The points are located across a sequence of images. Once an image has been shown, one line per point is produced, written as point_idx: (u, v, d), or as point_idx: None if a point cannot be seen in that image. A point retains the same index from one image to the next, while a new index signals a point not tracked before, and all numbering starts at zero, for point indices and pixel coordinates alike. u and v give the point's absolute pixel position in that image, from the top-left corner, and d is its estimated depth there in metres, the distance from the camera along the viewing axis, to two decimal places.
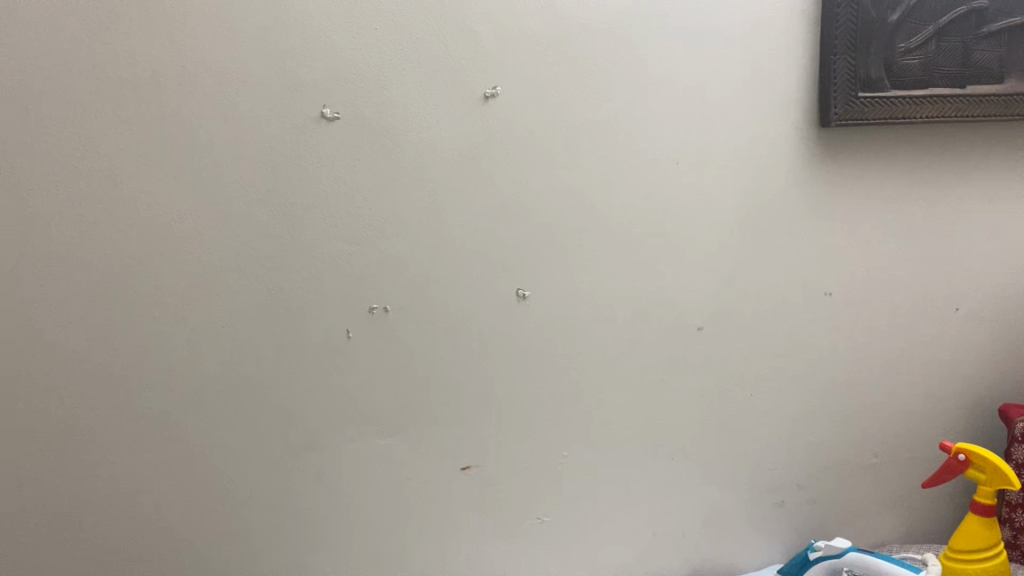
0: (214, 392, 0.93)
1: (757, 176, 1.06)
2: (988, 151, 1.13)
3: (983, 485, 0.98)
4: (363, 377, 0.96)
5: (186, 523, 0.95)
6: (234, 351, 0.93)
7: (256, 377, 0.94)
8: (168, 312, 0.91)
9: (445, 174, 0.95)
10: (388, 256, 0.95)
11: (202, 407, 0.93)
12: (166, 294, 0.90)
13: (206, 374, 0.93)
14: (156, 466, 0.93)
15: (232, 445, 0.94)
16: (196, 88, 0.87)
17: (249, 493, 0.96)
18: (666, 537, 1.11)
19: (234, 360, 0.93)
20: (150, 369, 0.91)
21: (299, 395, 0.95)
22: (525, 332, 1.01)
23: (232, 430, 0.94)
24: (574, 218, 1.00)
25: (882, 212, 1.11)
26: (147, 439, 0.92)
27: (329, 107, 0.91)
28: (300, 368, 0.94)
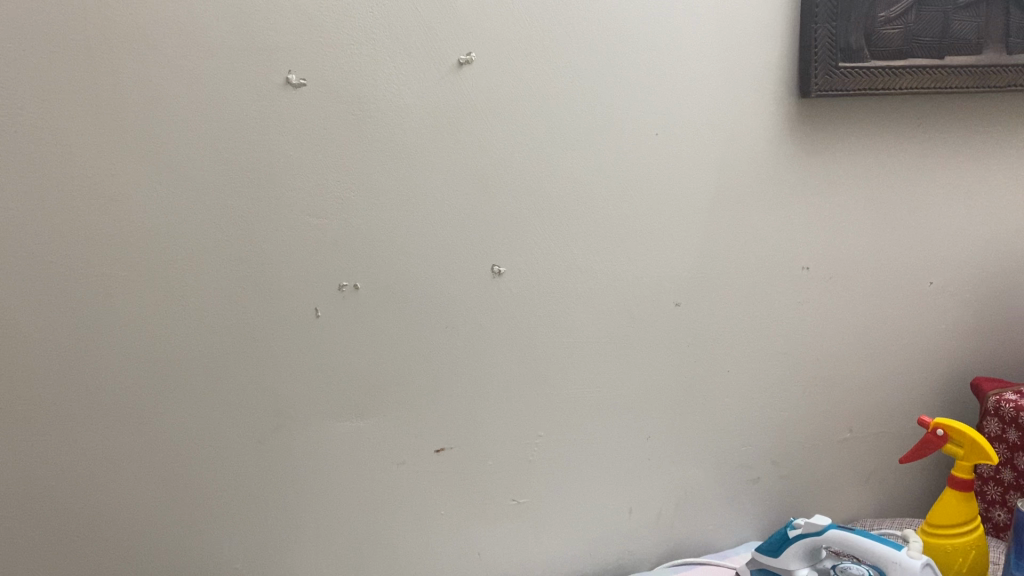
0: (177, 374, 0.88)
1: (736, 148, 1.04)
2: (965, 123, 1.12)
3: (961, 460, 0.98)
4: (332, 357, 0.92)
5: (147, 515, 0.89)
6: (198, 331, 0.87)
7: (220, 357, 0.89)
8: (127, 290, 0.85)
9: (416, 143, 0.90)
10: (358, 230, 0.90)
11: (163, 391, 0.88)
12: (123, 270, 0.84)
13: (168, 356, 0.87)
14: (113, 455, 0.87)
15: (195, 431, 0.89)
16: (152, 49, 0.81)
17: (214, 481, 0.91)
18: (646, 517, 1.10)
19: (197, 341, 0.88)
20: (104, 352, 0.85)
21: (264, 377, 0.90)
22: (502, 310, 0.97)
23: (195, 415, 0.89)
24: (549, 189, 0.97)
25: (862, 185, 1.10)
26: (105, 427, 0.86)
27: (295, 72, 0.85)
28: (266, 348, 0.90)
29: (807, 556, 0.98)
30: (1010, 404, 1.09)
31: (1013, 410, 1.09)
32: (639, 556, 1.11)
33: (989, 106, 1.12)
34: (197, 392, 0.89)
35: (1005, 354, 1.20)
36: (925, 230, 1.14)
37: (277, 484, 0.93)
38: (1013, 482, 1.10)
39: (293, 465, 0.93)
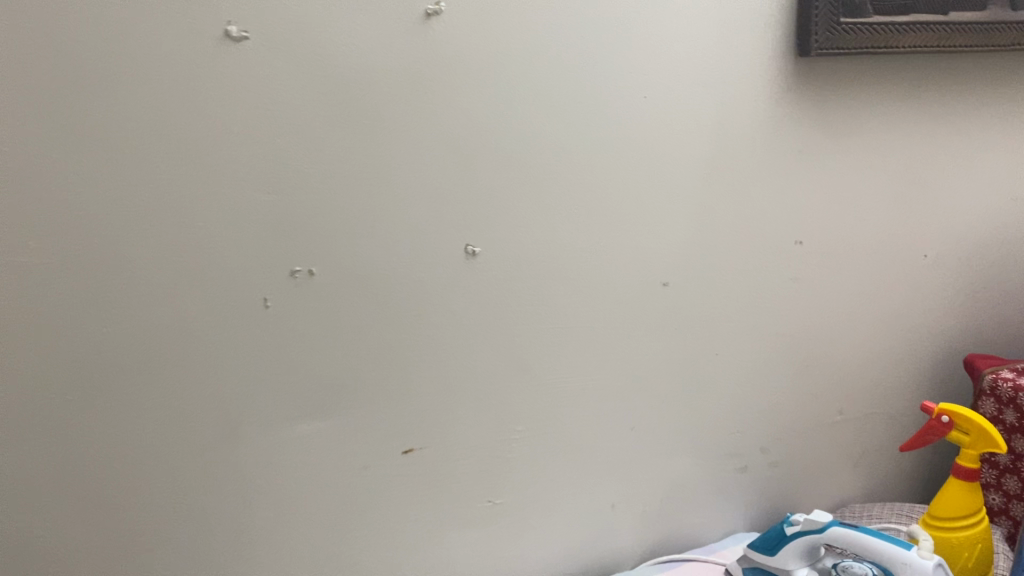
0: (104, 377, 0.75)
1: (728, 111, 0.94)
2: (963, 85, 1.05)
3: (966, 448, 0.92)
4: (284, 352, 0.81)
5: (74, 540, 0.77)
6: (128, 326, 0.75)
7: (155, 356, 0.76)
8: (41, 279, 0.71)
9: (380, 106, 0.79)
10: (314, 207, 0.79)
11: (89, 396, 0.75)
12: (34, 256, 0.71)
13: (92, 356, 0.74)
14: (30, 473, 0.74)
15: (128, 441, 0.77)
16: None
17: (151, 498, 0.78)
18: (629, 511, 1.02)
19: (128, 337, 0.75)
20: (15, 354, 0.72)
21: (208, 377, 0.78)
22: (477, 295, 0.87)
23: (127, 424, 0.76)
24: (528, 158, 0.86)
25: (859, 152, 1.02)
26: (18, 440, 0.73)
27: (235, 24, 0.72)
28: (208, 344, 0.78)
29: (806, 555, 0.92)
30: (1008, 383, 1.03)
31: (1011, 390, 1.03)
32: (622, 552, 1.04)
33: (988, 67, 1.06)
34: (128, 397, 0.76)
35: (992, 327, 1.15)
36: (918, 200, 1.07)
37: (225, 498, 0.81)
38: (1009, 466, 1.04)
39: (244, 476, 0.82)
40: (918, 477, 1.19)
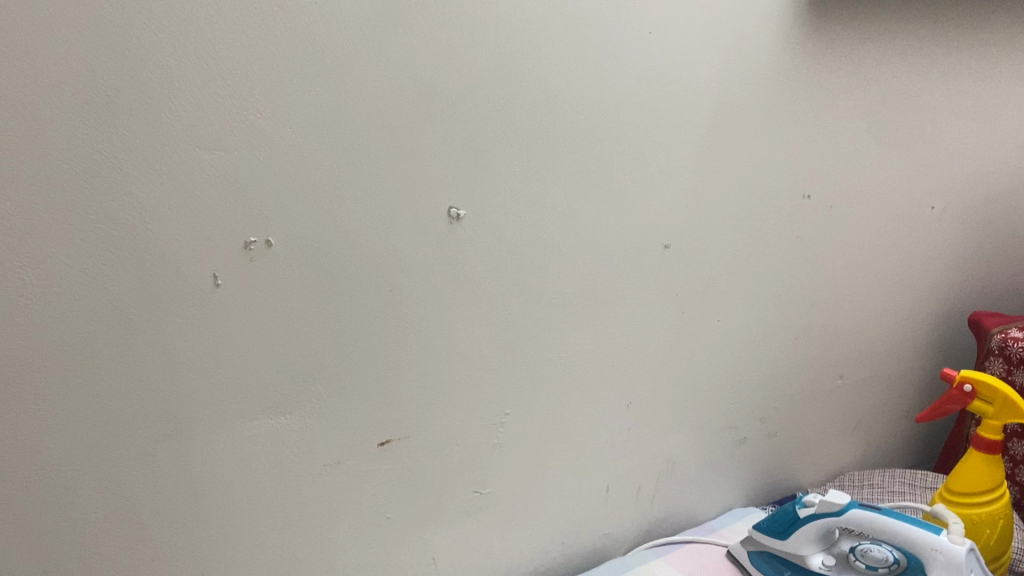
0: (22, 391, 0.59)
1: (738, 52, 0.84)
2: (972, 21, 0.97)
3: (988, 418, 0.85)
4: (247, 346, 0.68)
5: None
6: (49, 326, 0.59)
7: (86, 360, 0.61)
8: None
9: (351, 49, 0.65)
10: (276, 172, 0.65)
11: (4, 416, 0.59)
12: None
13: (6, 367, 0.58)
14: None
15: (57, 464, 0.62)
16: None
17: (90, 526, 0.65)
18: (622, 492, 0.94)
19: (49, 340, 0.59)
20: None
21: (153, 379, 0.64)
22: (463, 266, 0.76)
23: (55, 444, 0.61)
24: (520, 106, 0.74)
25: (869, 97, 0.93)
26: None
27: None
28: (151, 340, 0.63)
29: (821, 539, 0.86)
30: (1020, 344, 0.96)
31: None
32: (616, 535, 0.96)
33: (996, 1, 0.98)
34: (57, 416, 0.61)
35: (976, 274, 1.11)
36: (922, 146, 1.00)
37: (183, 519, 0.69)
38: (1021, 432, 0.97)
39: (204, 492, 0.69)
40: (905, 436, 1.15)
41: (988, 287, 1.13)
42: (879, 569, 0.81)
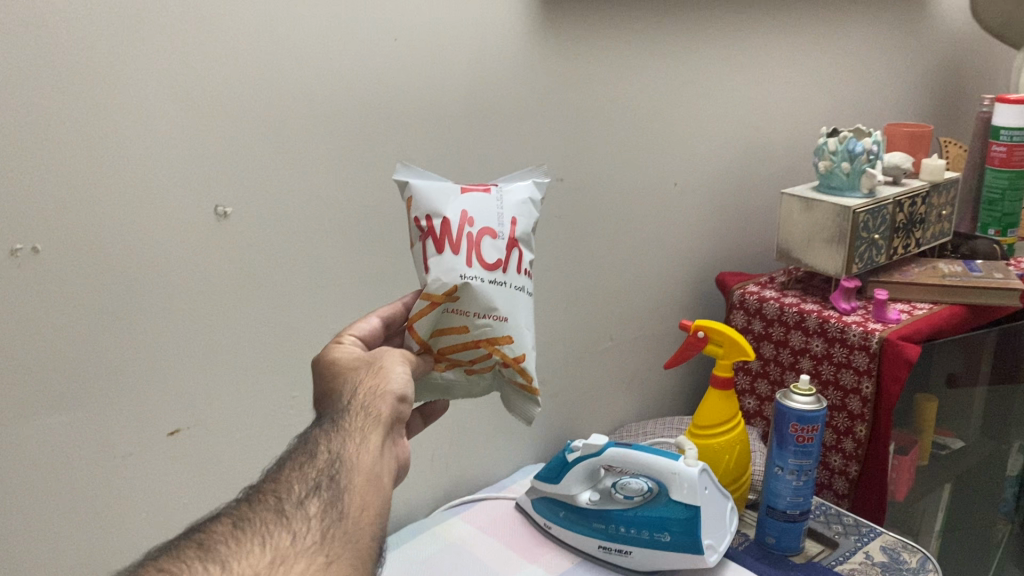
0: None
1: (479, 54, 0.94)
2: (693, 23, 1.13)
3: (721, 358, 0.99)
4: (21, 327, 0.72)
5: None
6: None
7: None
8: None
9: (99, 55, 0.71)
10: (40, 164, 0.70)
11: None
12: None
13: None
14: None
15: None
16: None
17: None
18: (415, 464, 1.03)
19: None
20: None
21: None
22: (242, 248, 0.83)
23: None
24: (280, 104, 0.81)
25: (607, 86, 1.07)
26: None
27: None
28: None
29: (587, 478, 0.96)
30: (753, 296, 1.16)
31: (757, 301, 1.15)
32: (413, 498, 1.04)
33: (714, 9, 1.15)
34: None
35: (727, 244, 1.29)
36: (664, 131, 1.15)
37: None
38: (760, 371, 1.17)
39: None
40: (672, 382, 1.30)
41: (733, 245, 1.30)
42: (634, 497, 0.94)
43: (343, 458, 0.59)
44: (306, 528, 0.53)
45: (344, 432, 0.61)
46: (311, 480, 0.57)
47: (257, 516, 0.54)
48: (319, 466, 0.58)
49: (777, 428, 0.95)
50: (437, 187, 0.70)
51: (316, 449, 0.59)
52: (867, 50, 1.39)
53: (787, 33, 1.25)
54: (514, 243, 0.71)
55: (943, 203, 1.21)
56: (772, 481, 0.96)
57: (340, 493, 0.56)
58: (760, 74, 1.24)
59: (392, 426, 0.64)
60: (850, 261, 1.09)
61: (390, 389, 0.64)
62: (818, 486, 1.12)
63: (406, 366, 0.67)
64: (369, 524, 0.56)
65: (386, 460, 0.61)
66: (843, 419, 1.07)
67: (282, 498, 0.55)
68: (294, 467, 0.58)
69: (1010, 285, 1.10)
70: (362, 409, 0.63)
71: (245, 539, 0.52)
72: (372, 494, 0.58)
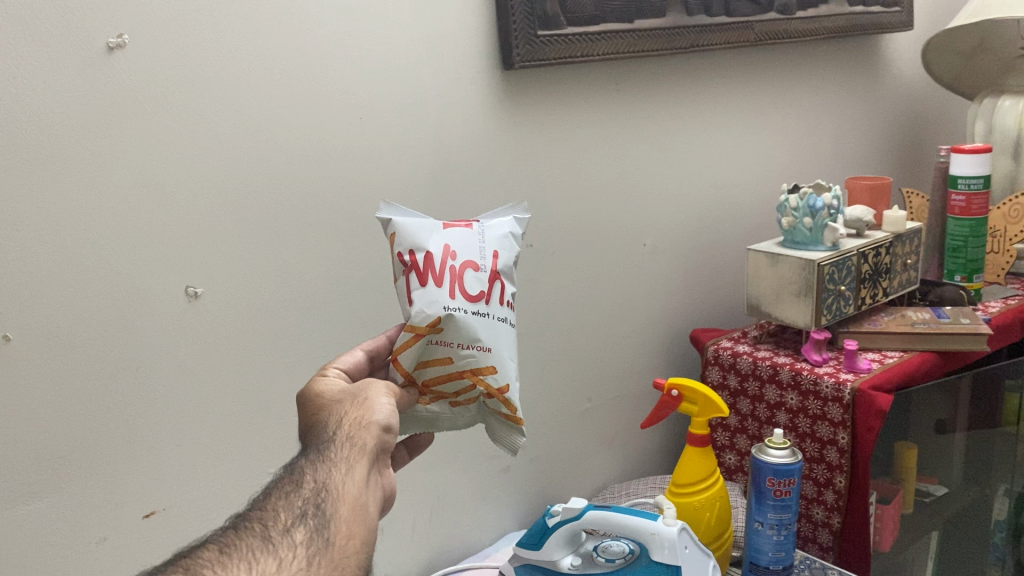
0: None
1: (444, 127, 0.97)
2: (653, 89, 1.17)
3: (697, 415, 1.00)
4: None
5: None
6: None
7: None
8: None
9: (67, 149, 0.73)
10: (9, 256, 0.71)
11: None
12: None
13: None
14: None
15: None
16: None
17: None
18: (397, 536, 1.02)
19: None
20: None
21: None
22: (212, 329, 0.84)
23: None
24: (248, 185, 0.84)
25: (570, 154, 1.09)
26: None
27: None
28: None
29: (569, 543, 0.96)
30: (728, 352, 1.17)
31: (731, 357, 1.16)
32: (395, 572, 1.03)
33: (673, 75, 1.19)
34: None
35: (699, 301, 1.31)
36: (631, 194, 1.18)
37: None
38: (738, 426, 1.17)
39: None
40: (652, 441, 1.30)
41: (704, 303, 1.32)
42: (616, 560, 0.93)
43: (329, 489, 0.58)
44: (293, 559, 0.54)
45: (332, 459, 0.61)
46: (297, 509, 0.57)
47: (243, 542, 0.54)
48: (305, 495, 0.57)
49: (754, 483, 0.95)
50: (419, 223, 0.72)
51: (302, 478, 0.59)
52: (824, 107, 1.43)
53: (744, 95, 1.29)
54: (496, 275, 0.72)
55: (908, 252, 1.24)
56: (754, 537, 0.96)
57: (326, 522, 0.56)
58: (721, 135, 1.28)
59: (378, 456, 0.63)
60: (818, 313, 1.11)
61: (376, 419, 0.64)
62: (803, 540, 1.11)
63: (392, 399, 0.66)
64: (355, 555, 0.56)
65: (374, 489, 0.61)
66: (822, 471, 1.07)
67: (268, 525, 0.55)
68: (281, 495, 0.58)
69: (977, 330, 1.12)
70: (346, 439, 0.62)
71: (232, 564, 0.52)
72: (357, 525, 0.58)
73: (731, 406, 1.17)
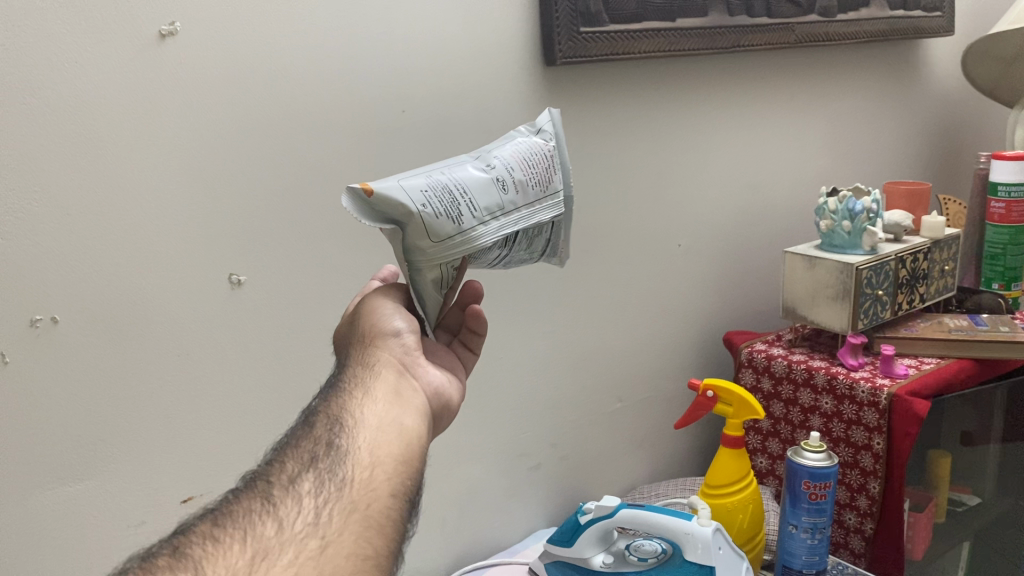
0: None
1: (484, 122, 0.97)
2: (692, 89, 1.16)
3: (731, 417, 0.99)
4: (38, 402, 0.73)
5: None
6: None
7: None
8: None
9: (119, 134, 0.73)
10: (61, 242, 0.72)
11: None
12: None
13: None
14: None
15: None
16: None
17: None
18: (426, 529, 1.02)
19: None
20: None
21: None
22: (253, 318, 0.84)
23: None
24: (290, 175, 0.84)
25: (608, 152, 1.09)
26: None
27: None
28: None
29: (600, 540, 0.96)
30: (761, 354, 1.17)
31: (765, 359, 1.16)
32: (424, 565, 1.03)
33: (713, 75, 1.18)
34: None
35: (732, 304, 1.30)
36: (667, 193, 1.17)
37: None
38: (771, 429, 1.16)
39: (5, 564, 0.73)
40: (682, 444, 1.29)
41: (737, 306, 1.31)
42: (648, 559, 0.93)
43: (343, 427, 0.57)
44: (299, 510, 0.51)
45: (343, 399, 0.60)
46: (306, 456, 0.55)
47: (243, 505, 0.52)
48: (315, 441, 0.56)
49: (789, 486, 0.95)
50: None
51: (314, 424, 0.58)
52: (861, 111, 1.42)
53: (782, 98, 1.29)
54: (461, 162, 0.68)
55: (946, 258, 1.22)
56: (787, 540, 0.95)
57: (337, 462, 0.55)
58: (758, 137, 1.27)
59: (398, 373, 0.64)
60: (855, 318, 1.10)
61: (385, 337, 0.66)
62: (834, 545, 1.10)
63: (397, 307, 0.68)
64: (379, 487, 0.54)
65: (397, 412, 0.60)
66: (856, 476, 1.06)
67: (273, 482, 0.53)
68: (290, 446, 0.56)
69: (1017, 338, 1.10)
70: (366, 368, 0.63)
71: (226, 534, 0.49)
72: (377, 456, 0.56)
73: (764, 410, 1.17)
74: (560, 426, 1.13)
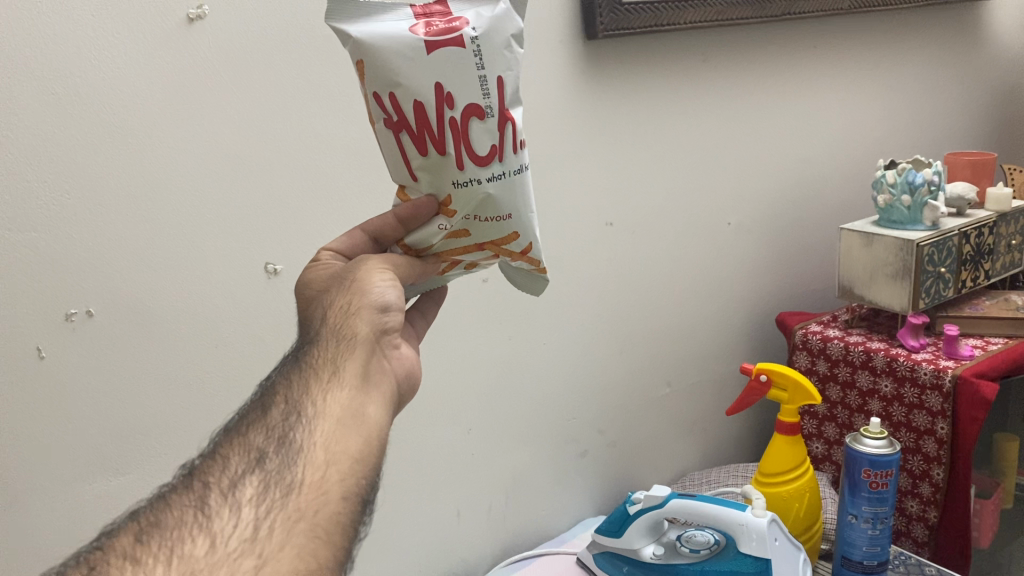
0: None
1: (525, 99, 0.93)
2: (740, 59, 1.11)
3: (786, 402, 0.95)
4: (76, 395, 0.72)
5: None
6: None
7: None
8: None
9: (149, 122, 0.72)
10: (94, 232, 0.71)
11: None
12: None
13: None
14: None
15: None
16: None
17: None
18: (471, 518, 1.00)
19: None
20: None
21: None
22: (290, 307, 0.83)
23: None
24: (324, 161, 0.82)
25: (653, 128, 1.05)
26: None
27: None
28: None
29: (650, 531, 0.93)
30: (817, 336, 1.12)
31: (820, 342, 1.11)
32: (469, 555, 1.01)
33: (761, 44, 1.13)
34: None
35: (784, 285, 1.26)
36: (715, 169, 1.13)
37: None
38: (827, 414, 1.12)
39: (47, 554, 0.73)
40: (732, 428, 1.26)
41: (789, 287, 1.27)
42: (701, 550, 0.90)
43: (300, 420, 0.49)
44: (235, 523, 0.43)
45: (305, 381, 0.51)
46: (253, 453, 0.47)
47: (174, 513, 0.43)
48: (267, 436, 0.48)
49: (848, 474, 0.91)
50: (395, 36, 0.51)
51: (267, 413, 0.50)
52: (919, 79, 1.36)
53: (836, 68, 1.23)
54: (507, 115, 0.54)
55: (1012, 232, 1.16)
56: (846, 531, 0.92)
57: (287, 463, 0.47)
58: (810, 110, 1.22)
59: (369, 354, 0.55)
60: (916, 297, 1.04)
61: (371, 306, 0.56)
62: (896, 533, 1.06)
63: (394, 275, 0.57)
64: (331, 491, 0.46)
65: (360, 402, 0.52)
66: (918, 462, 1.02)
67: (211, 482, 0.45)
68: (237, 438, 0.48)
69: None
70: (336, 343, 0.54)
71: (150, 552, 0.41)
72: (333, 456, 0.48)
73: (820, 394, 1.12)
74: (607, 412, 1.10)
